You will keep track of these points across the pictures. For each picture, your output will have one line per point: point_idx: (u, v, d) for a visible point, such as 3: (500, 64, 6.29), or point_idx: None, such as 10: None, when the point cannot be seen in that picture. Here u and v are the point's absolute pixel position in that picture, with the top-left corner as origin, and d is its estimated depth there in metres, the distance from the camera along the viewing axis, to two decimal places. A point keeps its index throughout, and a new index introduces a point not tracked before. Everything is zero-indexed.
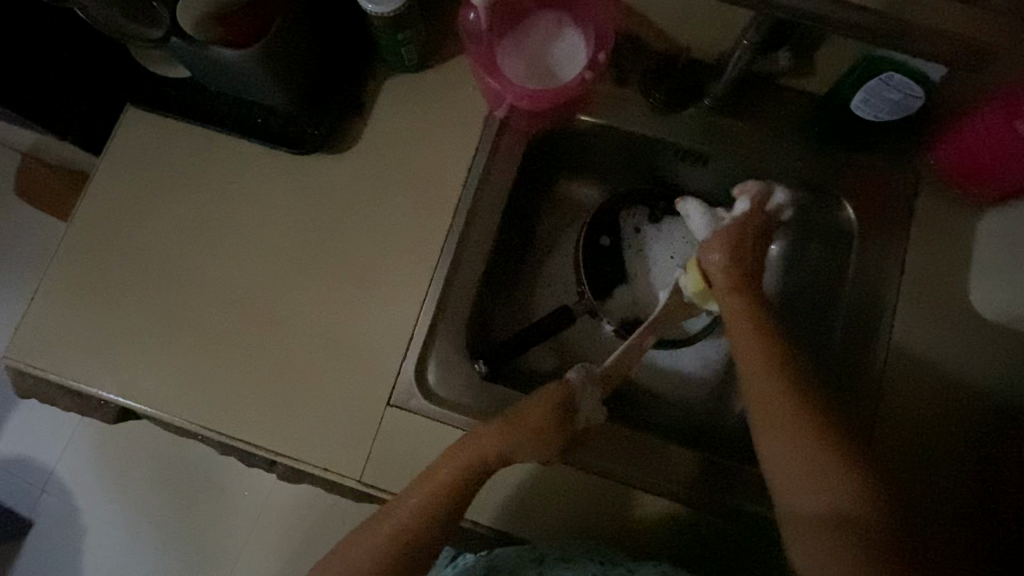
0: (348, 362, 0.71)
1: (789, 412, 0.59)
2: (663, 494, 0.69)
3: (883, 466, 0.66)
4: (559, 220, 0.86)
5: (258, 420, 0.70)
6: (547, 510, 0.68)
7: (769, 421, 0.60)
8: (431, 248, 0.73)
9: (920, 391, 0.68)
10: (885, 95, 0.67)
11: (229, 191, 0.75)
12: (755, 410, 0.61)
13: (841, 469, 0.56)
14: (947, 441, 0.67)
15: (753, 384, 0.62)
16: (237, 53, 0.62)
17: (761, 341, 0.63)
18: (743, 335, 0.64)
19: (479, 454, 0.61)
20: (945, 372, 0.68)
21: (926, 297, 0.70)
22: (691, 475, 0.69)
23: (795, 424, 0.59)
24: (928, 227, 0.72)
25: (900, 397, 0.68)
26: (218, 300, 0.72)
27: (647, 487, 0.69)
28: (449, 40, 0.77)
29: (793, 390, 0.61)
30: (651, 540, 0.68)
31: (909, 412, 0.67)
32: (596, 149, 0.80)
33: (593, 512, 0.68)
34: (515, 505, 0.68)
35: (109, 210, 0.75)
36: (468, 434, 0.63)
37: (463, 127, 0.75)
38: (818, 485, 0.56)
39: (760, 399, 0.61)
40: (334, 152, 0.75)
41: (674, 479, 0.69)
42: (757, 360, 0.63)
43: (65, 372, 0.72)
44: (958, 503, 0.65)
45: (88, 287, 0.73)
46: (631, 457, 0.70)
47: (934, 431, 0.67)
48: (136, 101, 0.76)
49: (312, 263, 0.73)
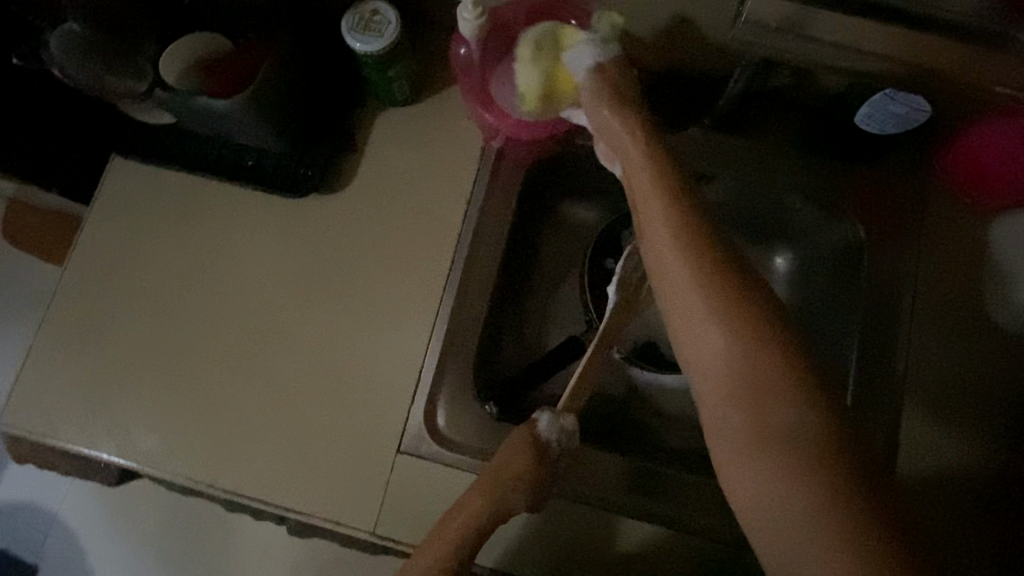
0: (355, 408, 0.69)
1: (733, 375, 0.52)
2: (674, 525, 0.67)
3: (937, 493, 0.64)
4: (562, 245, 0.83)
5: (266, 474, 0.68)
6: (548, 545, 0.67)
7: (712, 392, 0.53)
8: (434, 285, 0.71)
9: (943, 394, 0.67)
10: (889, 110, 0.66)
11: (223, 237, 0.73)
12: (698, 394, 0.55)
13: (760, 363, 0.51)
14: (972, 450, 0.65)
15: (646, 228, 0.61)
16: (223, 103, 0.60)
17: (666, 238, 0.58)
18: (706, 358, 0.53)
19: (474, 511, 0.60)
20: (965, 374, 0.67)
21: (938, 309, 0.69)
22: (728, 510, 0.68)
23: (762, 467, 0.49)
24: (939, 238, 0.71)
25: (883, 435, 0.66)
26: (219, 351, 0.70)
27: (626, 509, 0.68)
28: (441, 71, 0.75)
29: (678, 238, 0.58)
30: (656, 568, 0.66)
31: (934, 418, 0.66)
32: (596, 173, 0.79)
33: (594, 543, 0.67)
34: (517, 544, 0.67)
35: (103, 265, 0.73)
36: (452, 504, 0.62)
37: (459, 159, 0.74)
38: (773, 492, 0.48)
39: (703, 377, 0.54)
40: (328, 191, 0.73)
41: (702, 514, 0.68)
42: (704, 316, 0.54)
43: (62, 436, 0.69)
44: (950, 526, 0.63)
45: (84, 346, 0.71)
46: (624, 488, 0.69)
47: (959, 438, 0.66)
48: (122, 150, 0.74)
49: (313, 307, 0.71)
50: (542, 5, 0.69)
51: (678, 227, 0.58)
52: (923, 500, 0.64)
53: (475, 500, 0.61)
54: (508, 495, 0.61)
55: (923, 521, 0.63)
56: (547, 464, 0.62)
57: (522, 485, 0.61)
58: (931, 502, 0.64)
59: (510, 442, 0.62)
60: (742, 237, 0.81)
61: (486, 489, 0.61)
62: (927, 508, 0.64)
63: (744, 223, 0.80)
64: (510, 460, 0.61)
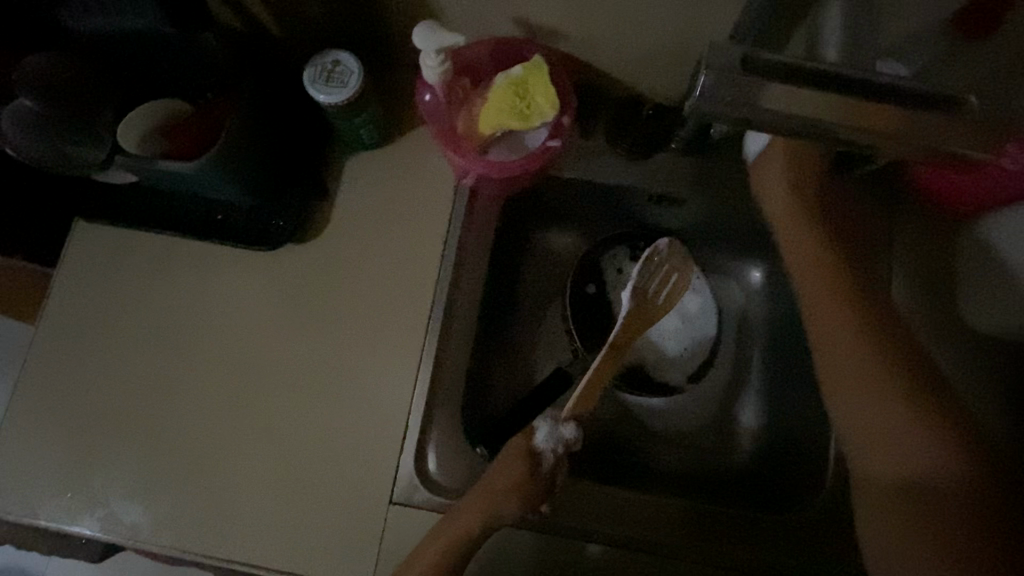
0: (344, 460, 0.68)
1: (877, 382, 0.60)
2: (673, 553, 0.67)
3: None
4: (544, 275, 0.83)
5: (257, 537, 0.66)
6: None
7: (852, 395, 0.61)
8: (416, 330, 0.71)
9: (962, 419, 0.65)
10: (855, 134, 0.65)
11: (198, 295, 0.72)
12: (834, 390, 0.63)
13: (895, 413, 0.59)
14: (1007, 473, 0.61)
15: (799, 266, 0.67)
16: (189, 165, 0.58)
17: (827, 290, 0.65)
18: (846, 368, 0.62)
19: (460, 532, 0.59)
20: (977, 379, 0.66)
21: (915, 316, 0.70)
22: (728, 531, 0.68)
23: (895, 459, 0.58)
24: (911, 245, 0.72)
25: None
26: (201, 413, 0.69)
27: (620, 540, 0.67)
28: (407, 112, 0.75)
29: (849, 295, 0.64)
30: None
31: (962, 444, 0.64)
32: (572, 202, 0.79)
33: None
34: None
35: (77, 333, 0.71)
36: (443, 514, 0.61)
37: (434, 200, 0.73)
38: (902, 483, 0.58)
39: (843, 376, 0.62)
40: (302, 240, 0.72)
41: (705, 538, 0.67)
42: (849, 326, 0.63)
43: (41, 515, 0.67)
44: None
45: (59, 419, 0.69)
46: (618, 519, 0.68)
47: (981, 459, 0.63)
48: (86, 215, 0.73)
49: (294, 360, 0.70)
50: (504, 41, 0.67)
51: (830, 282, 0.65)
52: None
53: (463, 518, 0.59)
54: (499, 510, 0.60)
55: None
56: (536, 476, 0.61)
57: (510, 499, 0.60)
58: None
59: (502, 452, 0.62)
60: (716, 257, 0.84)
61: (474, 508, 0.60)
62: None
63: (717, 240, 0.82)
64: (501, 474, 0.60)
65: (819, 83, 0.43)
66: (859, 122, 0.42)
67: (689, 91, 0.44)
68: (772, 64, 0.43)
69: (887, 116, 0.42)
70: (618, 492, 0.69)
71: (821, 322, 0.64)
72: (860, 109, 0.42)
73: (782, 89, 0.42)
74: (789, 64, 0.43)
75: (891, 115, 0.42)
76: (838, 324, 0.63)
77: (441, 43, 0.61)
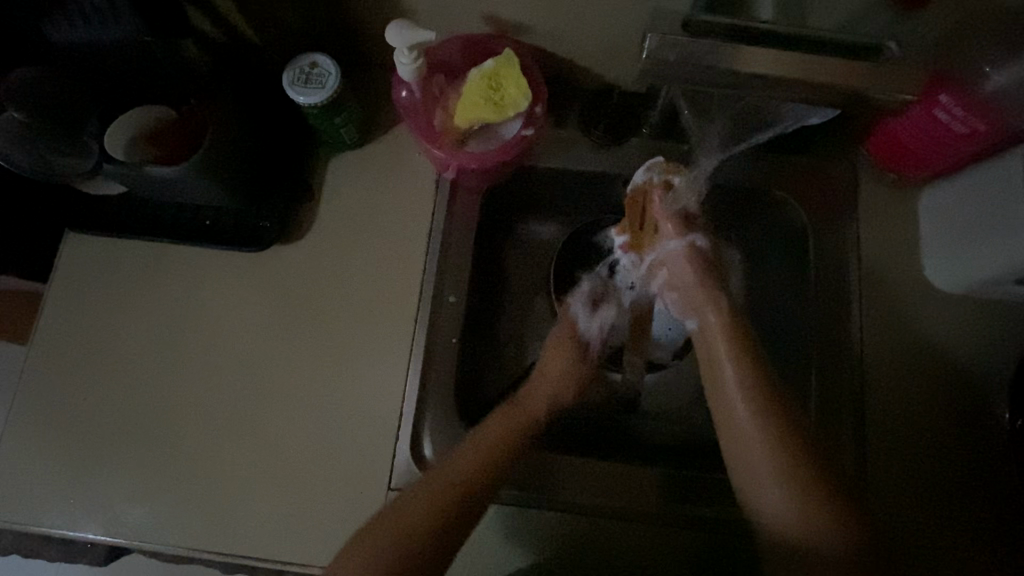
0: (341, 451, 0.69)
1: (764, 445, 0.62)
2: (674, 514, 0.69)
3: (901, 449, 0.69)
4: (528, 263, 0.85)
5: (259, 531, 0.67)
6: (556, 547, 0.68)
7: (738, 450, 0.64)
8: (406, 320, 0.73)
9: (901, 428, 0.69)
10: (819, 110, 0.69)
11: (189, 298, 0.73)
12: (719, 408, 0.66)
13: (776, 445, 0.62)
14: (935, 447, 0.69)
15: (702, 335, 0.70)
16: (174, 169, 0.60)
17: (727, 365, 0.67)
18: (736, 426, 0.64)
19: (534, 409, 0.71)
20: (928, 380, 0.70)
21: (883, 279, 0.73)
22: (718, 498, 0.70)
23: (771, 465, 0.61)
24: (874, 213, 0.75)
25: (846, 407, 0.70)
26: (198, 413, 0.70)
27: (620, 504, 0.69)
28: (386, 112, 0.77)
29: (757, 368, 0.66)
30: (636, 562, 0.67)
31: (897, 442, 0.69)
32: (551, 190, 0.80)
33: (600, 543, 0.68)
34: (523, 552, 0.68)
35: (73, 342, 0.72)
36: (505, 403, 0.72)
37: (416, 194, 0.76)
38: (788, 489, 0.60)
39: (721, 397, 0.66)
40: (289, 240, 0.74)
41: (698, 502, 0.69)
42: (731, 369, 0.66)
43: (45, 523, 0.68)
44: (916, 481, 0.68)
45: (58, 427, 0.70)
46: (617, 488, 0.70)
47: (921, 437, 0.69)
48: (75, 227, 0.74)
49: (288, 357, 0.72)
50: (474, 37, 0.70)
51: (729, 324, 0.69)
52: (887, 459, 0.68)
53: (539, 395, 0.72)
54: (560, 393, 0.73)
55: (892, 481, 0.68)
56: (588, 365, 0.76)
57: (568, 386, 0.73)
58: (896, 461, 0.68)
59: (550, 337, 0.76)
60: None
61: (541, 390, 0.72)
62: (894, 471, 0.68)
63: None
64: (555, 358, 0.74)
65: (755, 41, 0.60)
66: (794, 76, 0.60)
67: (641, 53, 0.61)
68: (714, 26, 0.60)
69: (849, 74, 0.60)
70: (616, 464, 0.71)
71: (710, 352, 0.69)
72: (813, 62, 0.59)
73: (733, 47, 0.59)
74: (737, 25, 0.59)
75: (854, 68, 0.60)
76: (721, 349, 0.68)
77: (415, 41, 0.63)
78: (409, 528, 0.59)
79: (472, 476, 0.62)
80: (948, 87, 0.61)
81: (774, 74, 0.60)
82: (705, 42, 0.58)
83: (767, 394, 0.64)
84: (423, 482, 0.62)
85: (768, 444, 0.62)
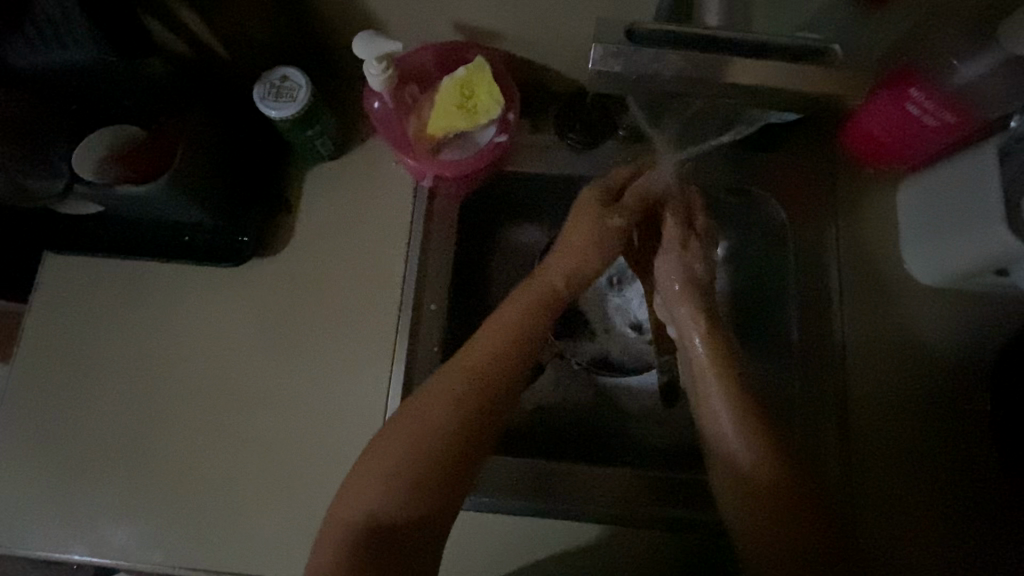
0: (327, 462, 0.69)
1: (752, 446, 0.60)
2: (677, 520, 0.67)
3: (886, 444, 0.69)
4: (511, 269, 0.84)
5: (245, 544, 0.67)
6: (553, 553, 0.68)
7: (724, 449, 0.62)
8: (387, 329, 0.73)
9: (881, 423, 0.69)
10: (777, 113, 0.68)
11: (169, 315, 0.73)
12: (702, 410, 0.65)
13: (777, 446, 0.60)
14: (920, 445, 0.68)
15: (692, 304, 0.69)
16: (145, 188, 0.60)
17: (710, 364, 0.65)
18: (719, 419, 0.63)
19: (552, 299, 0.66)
20: (912, 375, 0.70)
21: (862, 275, 0.73)
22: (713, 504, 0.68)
23: (755, 457, 0.60)
24: (851, 208, 0.75)
25: (828, 400, 0.70)
26: (181, 430, 0.70)
27: (616, 510, 0.68)
28: (361, 123, 0.77)
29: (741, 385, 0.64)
30: (625, 561, 0.68)
31: (882, 439, 0.69)
32: (529, 195, 0.80)
33: (594, 546, 0.68)
34: (516, 559, 0.68)
35: (53, 363, 0.72)
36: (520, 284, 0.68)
37: (394, 203, 0.76)
38: (768, 487, 0.59)
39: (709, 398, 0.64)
40: (267, 254, 0.74)
41: (694, 509, 0.67)
42: (715, 372, 0.65)
43: (30, 545, 0.68)
44: (901, 477, 0.68)
45: (41, 448, 0.70)
46: (613, 495, 0.68)
47: (906, 434, 0.69)
48: (53, 247, 0.74)
49: (269, 371, 0.72)
50: (444, 45, 0.70)
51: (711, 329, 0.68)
52: (869, 453, 0.68)
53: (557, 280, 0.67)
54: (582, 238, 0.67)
55: (875, 475, 0.68)
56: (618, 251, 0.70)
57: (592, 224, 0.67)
58: (878, 456, 0.68)
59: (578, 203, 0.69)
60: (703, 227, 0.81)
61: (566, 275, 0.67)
62: (877, 465, 0.68)
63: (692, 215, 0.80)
64: (579, 232, 0.67)
65: (714, 47, 0.49)
66: (793, 83, 0.48)
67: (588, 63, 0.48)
68: (658, 35, 0.50)
69: (831, 80, 0.48)
70: (614, 469, 0.69)
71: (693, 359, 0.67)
72: (794, 72, 0.48)
73: (699, 57, 0.48)
74: (688, 34, 0.50)
75: (825, 75, 0.48)
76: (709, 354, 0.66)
77: (383, 51, 0.64)
78: (420, 445, 0.55)
79: (486, 391, 0.59)
80: (916, 81, 0.60)
81: (760, 84, 0.48)
82: (648, 51, 0.48)
83: (755, 416, 0.62)
84: (429, 386, 0.59)
85: (752, 442, 0.61)
